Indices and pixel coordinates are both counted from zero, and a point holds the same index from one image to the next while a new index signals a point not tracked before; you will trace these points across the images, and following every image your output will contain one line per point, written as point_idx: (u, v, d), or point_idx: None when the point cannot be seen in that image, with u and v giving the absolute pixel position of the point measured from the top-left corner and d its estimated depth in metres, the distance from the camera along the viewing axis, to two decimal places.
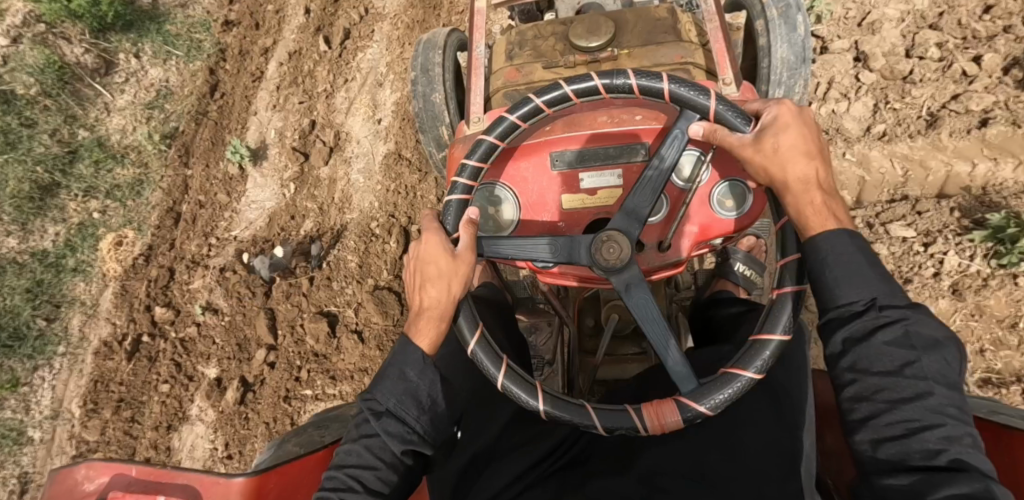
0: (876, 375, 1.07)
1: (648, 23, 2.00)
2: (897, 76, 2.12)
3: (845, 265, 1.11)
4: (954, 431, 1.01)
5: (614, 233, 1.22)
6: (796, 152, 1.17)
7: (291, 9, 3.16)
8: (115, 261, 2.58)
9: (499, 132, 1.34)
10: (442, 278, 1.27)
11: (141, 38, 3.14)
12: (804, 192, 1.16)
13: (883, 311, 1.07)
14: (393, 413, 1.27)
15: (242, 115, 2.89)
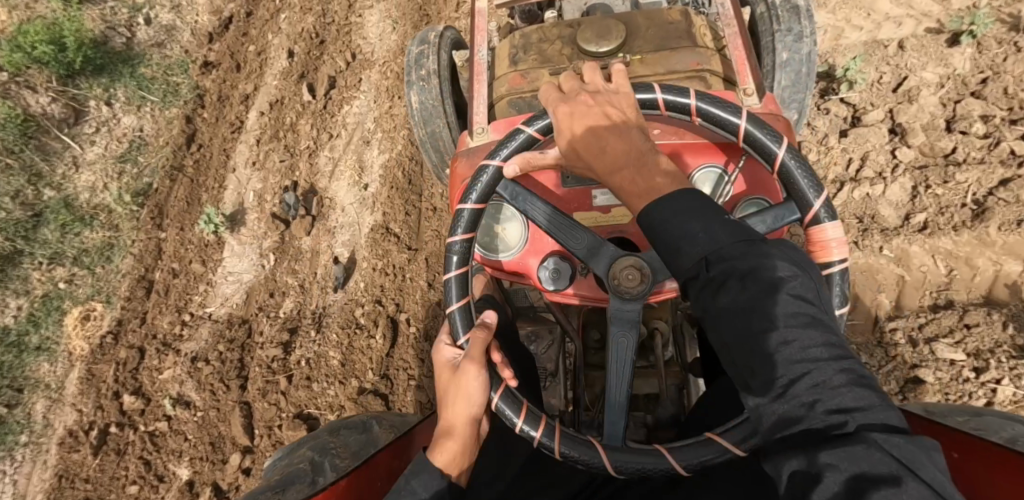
0: (738, 341, 0.91)
1: (663, 30, 1.89)
2: (937, 154, 1.93)
3: (679, 224, 0.99)
4: (824, 373, 0.86)
5: (637, 259, 1.15)
6: (601, 146, 1.13)
7: (274, 52, 2.96)
8: (82, 339, 2.39)
9: (481, 182, 1.22)
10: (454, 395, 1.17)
11: (114, 83, 2.93)
12: (621, 172, 1.11)
13: (713, 267, 0.93)
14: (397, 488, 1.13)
15: (219, 171, 2.68)
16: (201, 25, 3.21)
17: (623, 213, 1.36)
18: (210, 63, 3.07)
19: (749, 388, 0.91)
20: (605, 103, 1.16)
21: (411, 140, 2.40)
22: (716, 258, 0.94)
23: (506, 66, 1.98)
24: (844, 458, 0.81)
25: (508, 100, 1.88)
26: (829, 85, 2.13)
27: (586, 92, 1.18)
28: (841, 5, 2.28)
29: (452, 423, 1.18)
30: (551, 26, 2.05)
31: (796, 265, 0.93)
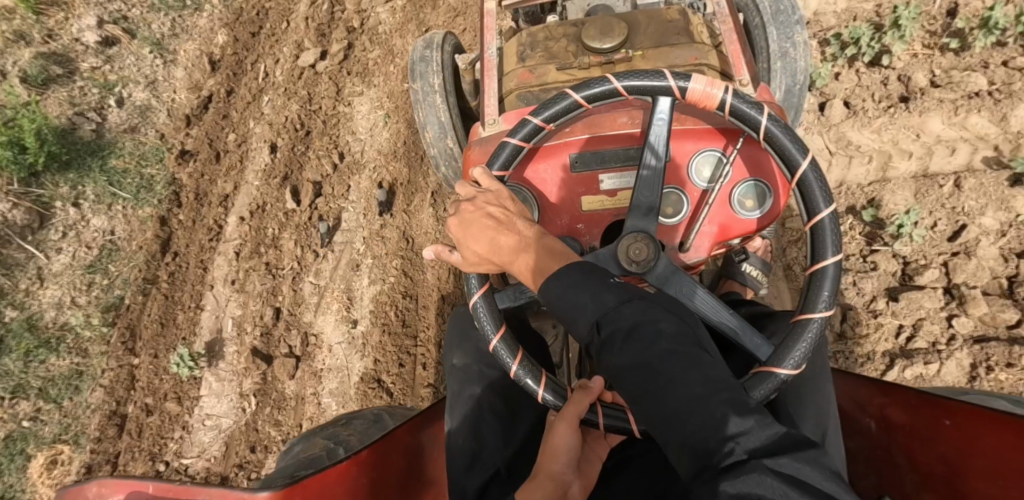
0: (640, 393, 1.02)
1: (661, 26, 2.04)
2: (1001, 325, 1.71)
3: (574, 294, 1.17)
4: (716, 402, 0.96)
5: (640, 235, 1.32)
6: (489, 250, 1.33)
7: (256, 143, 2.71)
8: (49, 486, 2.22)
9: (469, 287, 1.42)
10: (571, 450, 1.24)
11: (82, 178, 2.70)
12: (519, 257, 1.31)
13: (604, 323, 1.10)
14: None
15: (196, 286, 2.45)
16: (178, 105, 2.98)
17: (628, 196, 1.56)
18: (187, 151, 2.82)
19: (662, 437, 0.99)
20: (483, 207, 1.36)
21: (404, 270, 2.21)
22: (605, 323, 1.10)
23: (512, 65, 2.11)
24: (744, 482, 0.85)
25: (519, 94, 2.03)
26: (872, 230, 1.90)
27: (466, 203, 1.37)
28: (888, 124, 2.02)
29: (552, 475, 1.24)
30: (555, 24, 2.19)
31: (673, 316, 1.10)
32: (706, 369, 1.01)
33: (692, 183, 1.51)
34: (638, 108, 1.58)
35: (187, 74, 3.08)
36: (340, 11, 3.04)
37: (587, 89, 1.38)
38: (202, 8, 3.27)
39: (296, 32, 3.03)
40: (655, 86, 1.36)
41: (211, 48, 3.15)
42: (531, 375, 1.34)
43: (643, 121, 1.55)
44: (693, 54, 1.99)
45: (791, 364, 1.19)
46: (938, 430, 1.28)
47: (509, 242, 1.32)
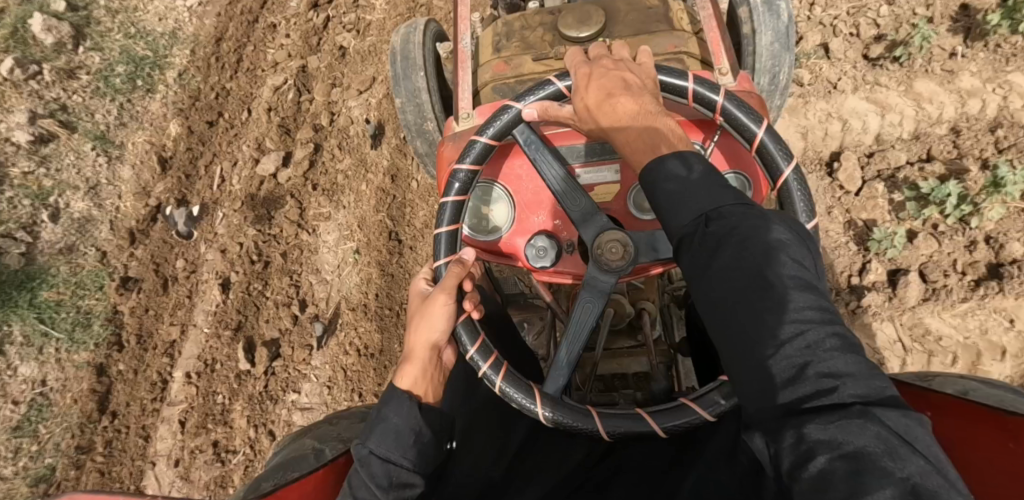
0: (731, 296, 0.87)
1: (641, 13, 1.91)
2: None
3: (675, 187, 0.98)
4: (815, 336, 0.81)
5: (620, 235, 1.23)
6: (597, 100, 1.16)
7: (207, 274, 2.31)
8: None
9: (501, 120, 1.29)
10: (427, 318, 1.26)
11: (9, 317, 2.35)
12: (624, 122, 1.12)
13: (707, 224, 0.92)
14: (380, 455, 1.18)
15: (137, 460, 2.14)
16: (122, 214, 2.59)
17: (607, 191, 1.39)
18: (129, 277, 2.43)
19: (733, 353, 0.87)
20: (623, 71, 1.21)
21: None
22: (723, 214, 0.92)
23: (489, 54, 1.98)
24: (838, 428, 0.74)
25: (491, 87, 1.88)
26: None
27: (609, 60, 1.24)
28: (975, 309, 1.64)
29: (421, 339, 1.28)
30: (533, 13, 2.04)
31: (796, 236, 0.90)
32: (813, 300, 0.84)
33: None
34: None
35: (134, 174, 2.68)
36: (308, 102, 2.62)
37: (673, 79, 1.22)
38: (155, 91, 2.89)
39: (256, 127, 2.63)
40: (748, 127, 1.18)
41: (162, 141, 2.76)
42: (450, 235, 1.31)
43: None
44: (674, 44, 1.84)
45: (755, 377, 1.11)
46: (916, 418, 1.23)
47: (623, 100, 1.14)
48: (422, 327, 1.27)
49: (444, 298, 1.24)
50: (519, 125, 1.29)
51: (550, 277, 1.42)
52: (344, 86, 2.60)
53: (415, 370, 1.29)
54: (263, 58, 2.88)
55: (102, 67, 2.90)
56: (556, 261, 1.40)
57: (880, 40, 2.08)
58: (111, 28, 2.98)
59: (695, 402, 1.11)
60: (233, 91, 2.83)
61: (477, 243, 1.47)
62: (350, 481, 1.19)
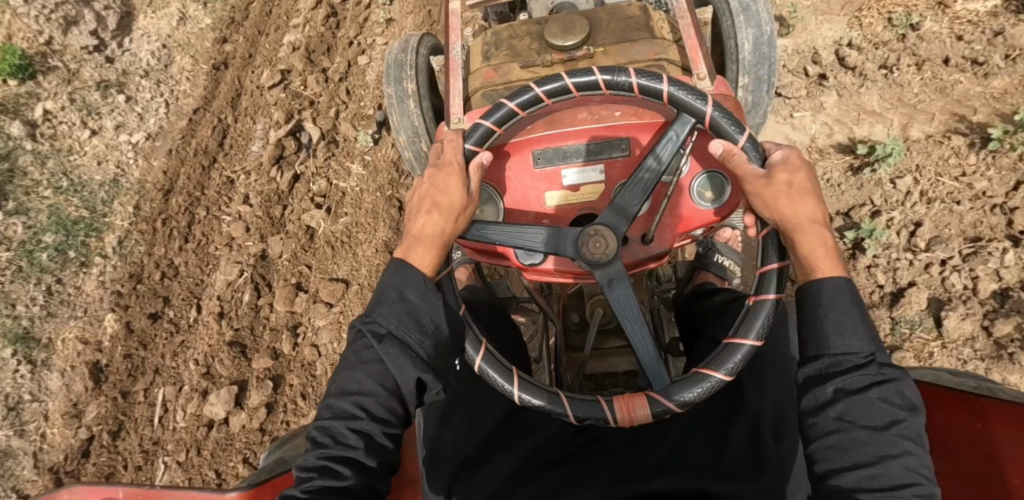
0: (864, 428, 1.05)
1: (623, 22, 2.02)
2: None
3: (844, 316, 1.11)
4: (927, 492, 1.00)
5: (602, 228, 1.27)
6: (791, 188, 1.17)
7: None
8: None
9: (689, 96, 1.29)
10: (447, 210, 1.34)
11: None
12: (811, 230, 1.16)
13: (883, 367, 1.07)
14: (395, 336, 1.27)
15: None
16: (49, 443, 2.17)
17: (592, 191, 1.49)
18: None
19: (840, 469, 1.05)
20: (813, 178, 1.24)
21: None
22: (883, 360, 1.08)
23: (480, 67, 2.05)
24: None
25: (482, 92, 1.98)
26: None
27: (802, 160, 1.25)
28: None
29: (432, 208, 1.35)
30: (521, 23, 2.16)
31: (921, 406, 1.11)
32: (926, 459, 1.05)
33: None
34: (599, 104, 1.53)
35: (65, 384, 2.24)
36: (268, 307, 2.15)
37: None
38: (91, 267, 2.42)
39: (202, 338, 2.16)
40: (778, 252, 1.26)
41: (97, 338, 2.29)
42: (485, 131, 1.38)
43: (604, 117, 1.50)
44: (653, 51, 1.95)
45: (679, 401, 1.17)
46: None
47: (803, 198, 1.17)
48: (441, 199, 1.34)
49: (467, 192, 1.35)
50: (685, 114, 1.31)
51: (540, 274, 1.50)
52: (312, 293, 2.14)
53: (422, 242, 1.34)
54: (216, 227, 2.38)
55: (26, 238, 2.43)
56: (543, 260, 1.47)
57: (1003, 298, 1.65)
58: (39, 180, 2.53)
59: (662, 393, 1.18)
60: (182, 278, 2.33)
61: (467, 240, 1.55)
62: (363, 356, 1.31)
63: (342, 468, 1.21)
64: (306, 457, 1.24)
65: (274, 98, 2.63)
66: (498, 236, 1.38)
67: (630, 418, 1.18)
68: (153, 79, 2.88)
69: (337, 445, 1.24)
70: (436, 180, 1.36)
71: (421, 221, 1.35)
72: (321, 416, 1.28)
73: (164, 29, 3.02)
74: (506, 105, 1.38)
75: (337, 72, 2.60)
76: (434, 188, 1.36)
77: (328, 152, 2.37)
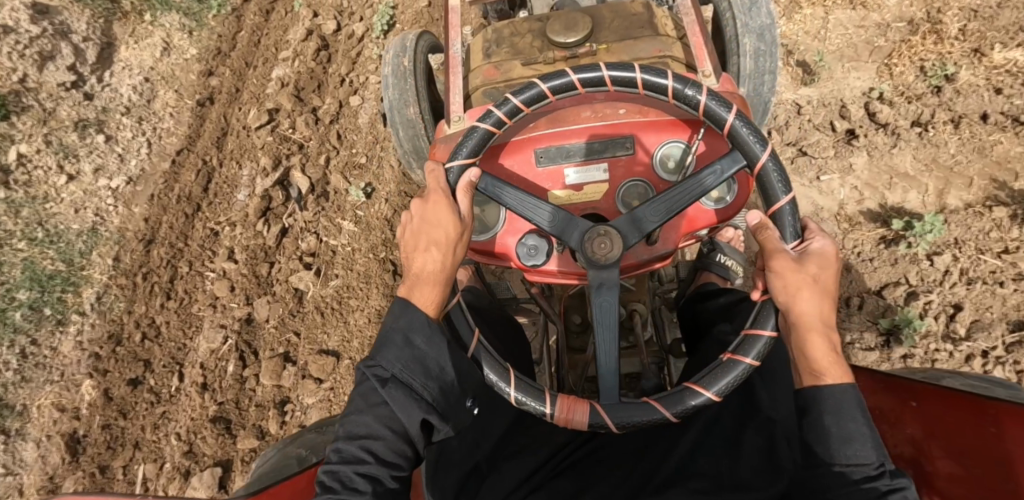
0: None
1: (625, 20, 2.00)
2: None
3: (845, 421, 1.14)
4: None
5: (611, 231, 1.28)
6: (810, 282, 1.19)
7: None
8: None
9: (741, 130, 1.29)
10: (446, 243, 1.29)
11: None
12: (819, 336, 1.19)
13: (893, 477, 1.11)
14: (402, 380, 1.22)
15: None
16: None
17: (596, 190, 1.50)
18: None
19: None
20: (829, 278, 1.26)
21: None
22: (893, 470, 1.13)
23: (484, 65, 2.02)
24: None
25: (483, 89, 1.97)
26: None
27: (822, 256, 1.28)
28: None
29: (428, 244, 1.30)
30: (521, 21, 2.13)
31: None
32: None
33: (655, 175, 1.49)
34: (602, 103, 1.54)
35: (40, 455, 2.11)
36: (254, 380, 2.03)
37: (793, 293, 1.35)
38: (68, 326, 2.29)
39: (184, 410, 2.03)
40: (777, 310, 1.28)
41: (75, 405, 2.16)
42: (486, 133, 1.36)
43: (608, 116, 1.52)
44: (659, 48, 1.95)
45: (619, 419, 1.19)
46: (904, 410, 1.45)
47: (815, 295, 1.19)
48: (436, 233, 1.29)
49: (466, 212, 1.32)
50: (737, 152, 1.30)
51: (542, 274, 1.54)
52: (301, 365, 2.03)
53: (421, 279, 1.28)
54: (198, 285, 2.24)
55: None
56: (545, 259, 1.52)
57: None
58: (13, 232, 2.40)
59: (659, 402, 1.20)
60: (164, 343, 2.20)
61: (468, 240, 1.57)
62: (370, 400, 1.27)
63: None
64: None
65: (261, 141, 2.46)
66: (512, 205, 1.35)
67: (567, 419, 1.20)
68: (135, 116, 2.73)
69: (346, 491, 1.18)
70: (427, 210, 1.31)
71: (420, 258, 1.29)
72: (328, 459, 1.23)
73: (147, 60, 2.88)
74: (512, 101, 1.35)
75: (330, 114, 2.44)
76: (425, 222, 1.31)
77: (318, 208, 2.23)
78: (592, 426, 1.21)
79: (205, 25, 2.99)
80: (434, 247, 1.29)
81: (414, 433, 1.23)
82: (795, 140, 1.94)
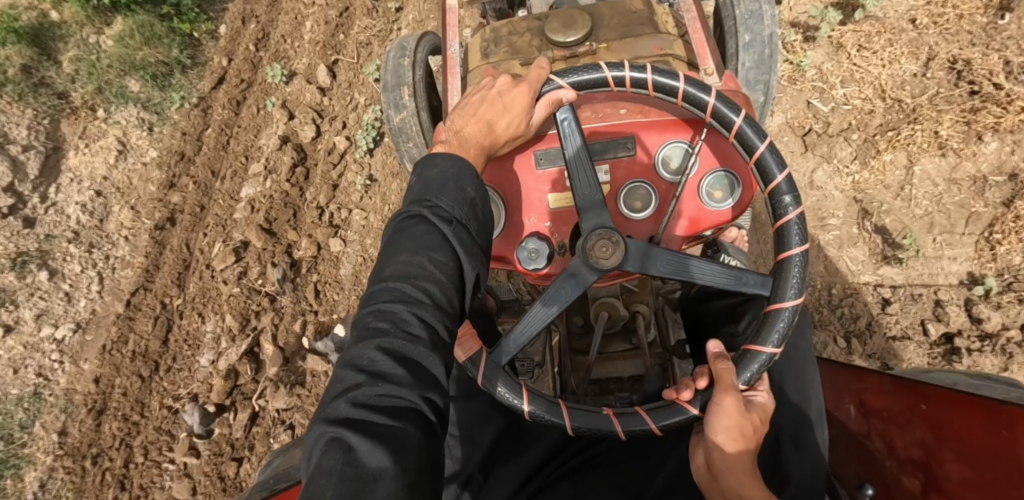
0: None
1: (624, 17, 1.85)
2: None
3: None
4: None
5: (620, 241, 1.23)
6: (746, 428, 1.09)
7: None
8: None
9: (794, 224, 1.19)
10: (509, 119, 1.32)
11: None
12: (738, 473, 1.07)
13: None
14: (464, 222, 1.16)
15: None
16: None
17: None
18: None
19: None
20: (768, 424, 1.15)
21: None
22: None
23: (476, 61, 1.92)
24: None
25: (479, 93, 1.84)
26: None
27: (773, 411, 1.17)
28: None
29: (484, 119, 1.32)
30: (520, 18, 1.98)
31: None
32: None
33: (658, 176, 1.45)
34: (604, 103, 1.52)
35: None
36: None
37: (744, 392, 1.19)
38: None
39: None
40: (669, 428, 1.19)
41: None
42: (575, 80, 1.32)
43: (609, 116, 1.50)
44: (657, 47, 1.79)
45: (483, 377, 1.22)
46: (911, 413, 1.23)
47: (741, 441, 1.08)
48: (501, 118, 1.32)
49: (539, 105, 1.32)
50: (771, 280, 1.20)
51: (538, 273, 1.43)
52: None
53: (469, 144, 1.29)
54: (156, 480, 1.95)
55: None
56: (546, 263, 1.39)
57: None
58: None
59: (526, 396, 1.21)
60: None
61: None
62: (422, 239, 1.11)
63: (396, 367, 0.99)
64: (361, 348, 1.01)
65: (226, 298, 2.07)
66: (568, 161, 1.29)
67: (454, 343, 1.23)
68: (83, 242, 2.35)
69: (399, 333, 1.02)
70: (506, 92, 1.33)
71: (473, 123, 1.32)
72: (378, 299, 1.06)
73: (99, 168, 2.51)
74: (609, 75, 1.31)
75: (310, 262, 2.10)
76: (497, 100, 1.33)
77: (292, 398, 1.94)
78: (465, 363, 1.24)
79: (168, 120, 2.64)
80: (488, 128, 1.32)
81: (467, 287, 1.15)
82: (879, 351, 1.69)
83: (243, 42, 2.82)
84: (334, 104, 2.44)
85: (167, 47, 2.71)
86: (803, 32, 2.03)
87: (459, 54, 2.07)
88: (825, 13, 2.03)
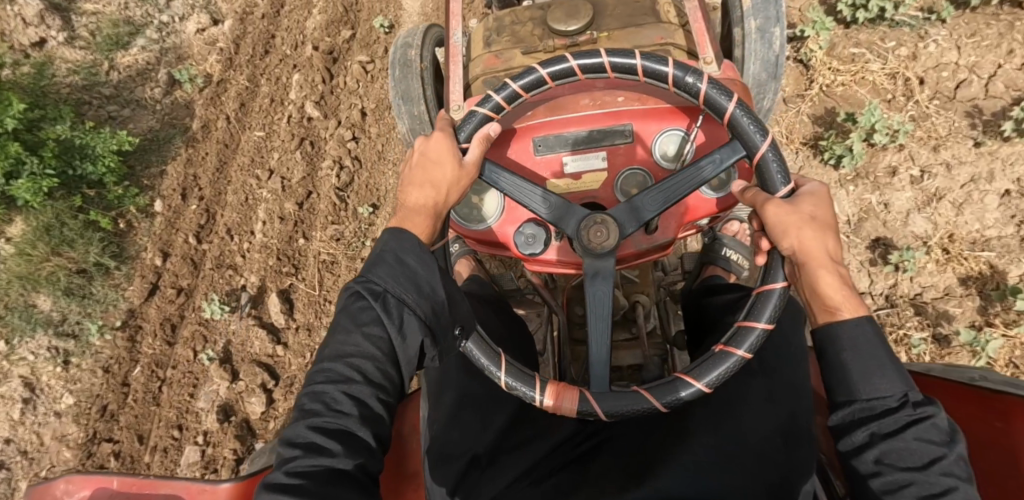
0: (908, 437, 0.86)
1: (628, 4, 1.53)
2: None
3: (861, 359, 0.92)
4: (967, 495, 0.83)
5: (608, 216, 1.07)
6: (803, 218, 0.97)
7: None
8: None
9: (721, 101, 1.07)
10: (442, 186, 1.10)
11: None
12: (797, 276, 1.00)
13: (919, 407, 0.88)
14: (394, 295, 0.99)
15: None
16: None
17: (595, 180, 1.26)
18: None
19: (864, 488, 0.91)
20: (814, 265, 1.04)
21: None
22: (918, 399, 0.89)
23: (477, 49, 1.59)
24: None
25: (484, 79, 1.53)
26: None
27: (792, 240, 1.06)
28: None
29: (424, 180, 1.10)
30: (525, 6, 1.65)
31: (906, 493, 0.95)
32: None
33: (654, 164, 1.25)
34: (602, 90, 1.30)
35: None
36: None
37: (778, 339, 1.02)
38: None
39: None
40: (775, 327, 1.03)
41: None
42: (485, 99, 1.14)
43: (607, 104, 1.28)
44: (660, 36, 1.48)
45: (610, 407, 0.98)
46: None
47: (819, 233, 0.96)
48: (434, 173, 1.09)
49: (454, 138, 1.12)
50: (737, 141, 1.07)
51: (542, 264, 1.29)
52: None
53: (416, 214, 1.08)
54: None
55: None
56: (545, 248, 1.26)
57: None
58: None
59: (646, 390, 0.98)
60: None
61: (463, 231, 1.32)
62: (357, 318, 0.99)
63: (330, 441, 0.91)
64: (292, 429, 0.94)
65: None
66: (506, 189, 1.13)
67: (558, 407, 1.00)
68: None
69: (330, 414, 0.93)
70: (425, 144, 1.12)
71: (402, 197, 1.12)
72: (312, 380, 0.98)
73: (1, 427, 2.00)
74: (516, 86, 1.13)
75: None
76: (422, 160, 1.11)
77: None
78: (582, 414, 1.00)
79: (88, 348, 2.08)
80: (432, 189, 1.09)
81: (409, 354, 1.01)
82: None
83: (181, 231, 2.22)
84: (291, 354, 1.99)
85: (83, 250, 2.14)
86: (932, 327, 1.55)
87: (462, 41, 1.56)
88: (981, 340, 1.49)
